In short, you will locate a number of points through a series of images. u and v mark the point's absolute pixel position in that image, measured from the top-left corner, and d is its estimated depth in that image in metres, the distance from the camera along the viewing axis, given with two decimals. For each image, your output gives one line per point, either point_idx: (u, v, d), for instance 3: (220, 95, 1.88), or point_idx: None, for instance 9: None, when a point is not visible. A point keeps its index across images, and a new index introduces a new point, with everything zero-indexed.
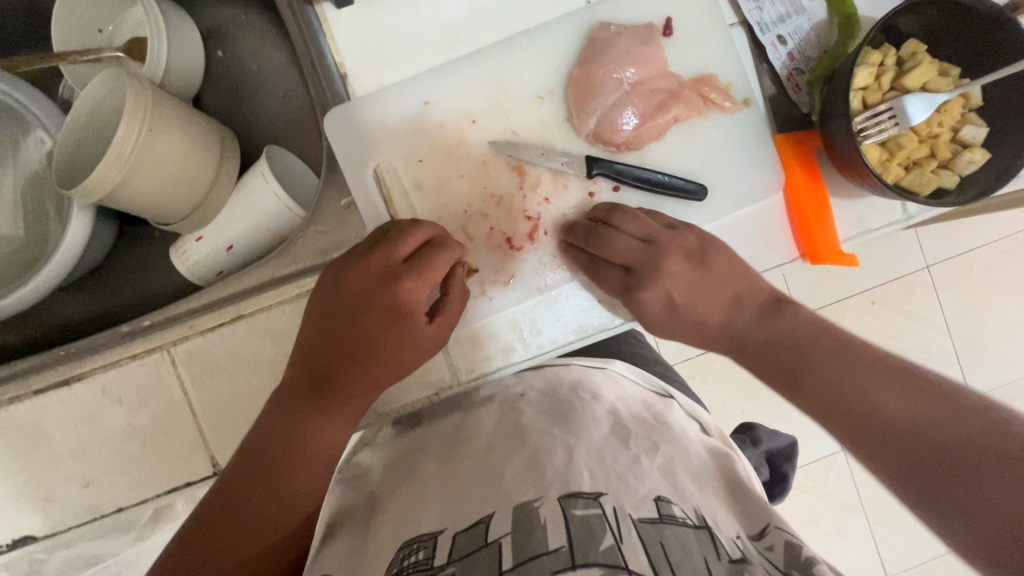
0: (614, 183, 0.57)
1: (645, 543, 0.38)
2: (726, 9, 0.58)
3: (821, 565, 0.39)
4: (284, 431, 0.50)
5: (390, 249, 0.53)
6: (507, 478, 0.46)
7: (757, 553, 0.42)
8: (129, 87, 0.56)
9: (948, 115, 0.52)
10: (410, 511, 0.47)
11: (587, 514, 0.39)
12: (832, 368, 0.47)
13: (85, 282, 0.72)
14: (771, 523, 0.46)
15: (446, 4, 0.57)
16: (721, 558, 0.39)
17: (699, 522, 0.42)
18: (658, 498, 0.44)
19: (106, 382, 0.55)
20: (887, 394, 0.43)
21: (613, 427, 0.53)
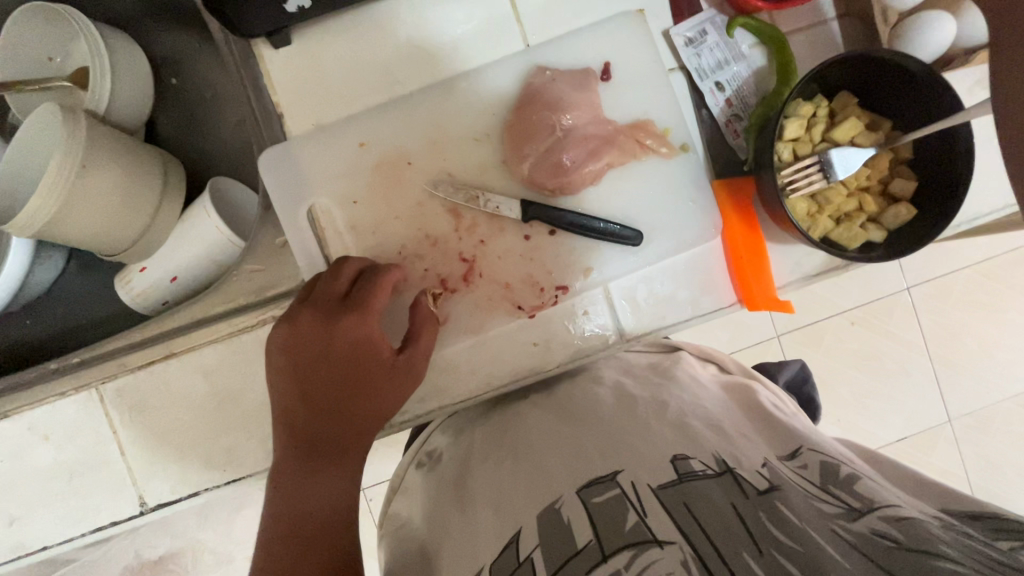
0: (550, 227, 0.57)
1: (668, 509, 0.36)
2: (665, 54, 0.58)
3: (863, 483, 0.37)
4: (293, 482, 0.50)
5: (335, 288, 0.52)
6: (514, 504, 0.46)
7: (790, 472, 0.39)
8: (64, 119, 0.56)
9: (876, 170, 0.53)
10: (465, 538, 0.47)
11: (607, 497, 0.39)
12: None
13: (30, 309, 0.72)
14: (803, 445, 0.44)
15: (384, 43, 0.57)
16: (749, 494, 0.36)
17: (721, 469, 0.39)
18: (674, 458, 0.42)
19: (32, 419, 0.55)
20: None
21: (617, 404, 0.53)
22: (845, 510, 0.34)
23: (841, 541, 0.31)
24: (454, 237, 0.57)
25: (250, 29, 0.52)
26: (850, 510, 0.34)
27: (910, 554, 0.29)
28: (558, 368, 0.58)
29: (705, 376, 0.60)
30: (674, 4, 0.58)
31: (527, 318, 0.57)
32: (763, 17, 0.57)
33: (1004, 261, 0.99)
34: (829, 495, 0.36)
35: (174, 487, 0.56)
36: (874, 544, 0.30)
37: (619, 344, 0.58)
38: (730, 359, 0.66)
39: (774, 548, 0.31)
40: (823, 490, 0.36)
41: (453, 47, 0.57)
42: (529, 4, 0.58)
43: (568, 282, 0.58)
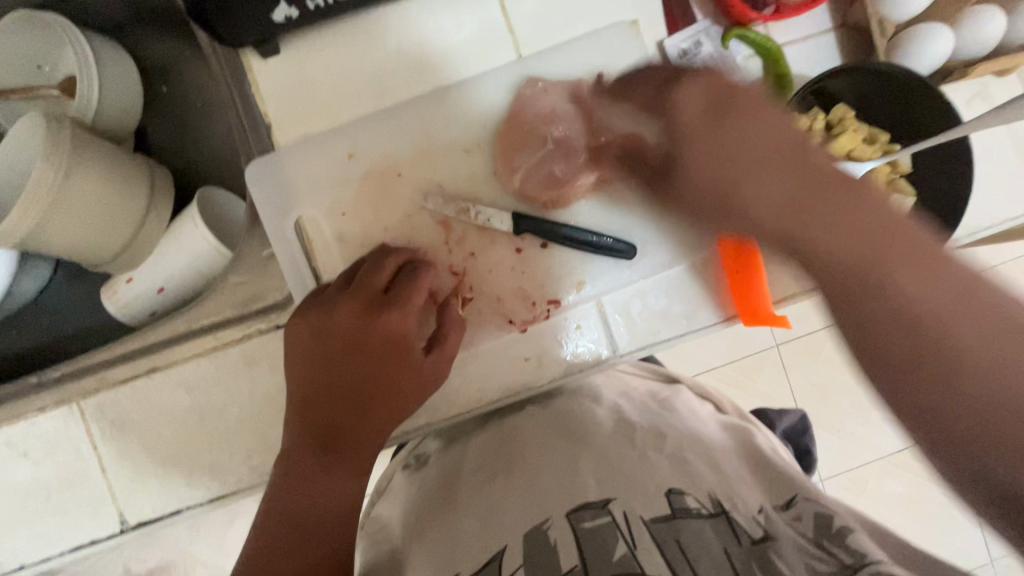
0: (542, 240, 0.56)
1: (659, 544, 0.38)
2: (660, 65, 0.58)
3: (855, 537, 0.37)
4: (303, 475, 0.49)
5: (376, 280, 0.52)
6: (499, 525, 0.45)
7: (784, 524, 0.40)
8: (48, 129, 0.55)
9: (874, 185, 0.51)
10: (444, 545, 0.48)
11: (598, 524, 0.41)
12: (836, 232, 0.43)
13: (15, 320, 0.71)
14: (799, 494, 0.44)
15: (374, 53, 0.56)
16: (741, 543, 0.37)
17: (716, 510, 0.41)
18: (670, 492, 0.44)
19: (11, 436, 0.54)
20: (906, 275, 0.39)
21: (615, 429, 0.54)
22: (839, 568, 0.34)
23: None
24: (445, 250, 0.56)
25: (236, 39, 0.51)
26: (843, 568, 0.34)
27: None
28: (550, 383, 0.57)
29: (704, 416, 0.60)
30: (668, 14, 0.58)
31: (518, 333, 0.56)
32: (758, 28, 0.57)
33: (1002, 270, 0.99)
34: (823, 551, 0.36)
35: (155, 505, 0.55)
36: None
37: (611, 361, 0.57)
38: (726, 399, 0.67)
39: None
40: (815, 544, 0.37)
41: (445, 57, 0.57)
42: (522, 14, 0.57)
43: (560, 296, 0.57)
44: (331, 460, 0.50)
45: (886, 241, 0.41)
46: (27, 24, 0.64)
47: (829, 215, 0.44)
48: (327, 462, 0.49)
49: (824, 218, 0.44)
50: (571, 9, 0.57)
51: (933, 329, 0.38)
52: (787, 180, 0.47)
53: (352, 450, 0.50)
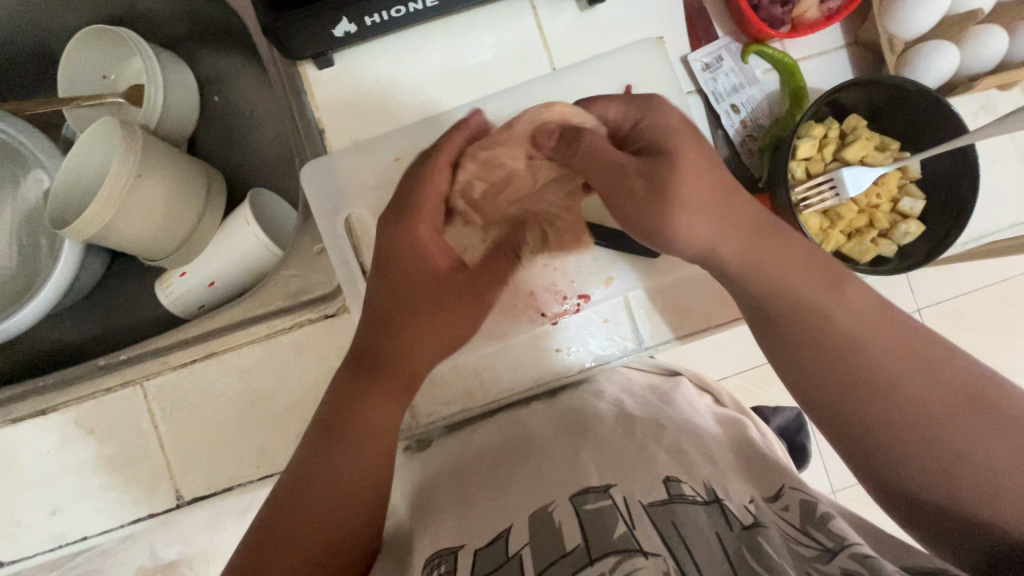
0: (573, 238, 0.61)
1: (657, 524, 0.38)
2: (683, 78, 0.62)
3: (838, 522, 0.39)
4: (333, 443, 0.49)
5: (411, 240, 0.56)
6: (524, 496, 0.47)
7: (773, 514, 0.41)
8: (122, 134, 0.61)
9: (886, 188, 0.55)
10: (453, 520, 0.49)
11: (599, 507, 0.41)
12: (806, 297, 0.45)
13: (74, 311, 0.75)
14: (786, 485, 0.46)
15: (421, 66, 0.61)
16: (733, 528, 0.38)
17: (710, 497, 0.42)
18: (666, 478, 0.44)
19: (78, 414, 0.58)
20: (865, 341, 0.43)
21: (615, 419, 0.55)
22: (822, 551, 0.36)
23: None
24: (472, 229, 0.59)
25: (297, 51, 0.56)
26: (825, 550, 0.36)
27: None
28: (578, 374, 0.60)
29: (700, 407, 0.63)
30: (692, 32, 0.62)
31: (549, 325, 0.60)
32: (775, 45, 0.61)
33: (1014, 285, 1.01)
34: (807, 538, 0.38)
35: (207, 483, 0.58)
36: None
37: (638, 353, 0.61)
38: (725, 393, 0.69)
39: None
40: (801, 532, 0.39)
41: (486, 70, 0.61)
42: (557, 31, 0.62)
43: (588, 291, 0.61)
44: (364, 429, 0.50)
45: (844, 303, 0.44)
46: (96, 38, 0.69)
47: (796, 278, 0.46)
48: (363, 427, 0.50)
49: (790, 283, 0.46)
50: (602, 27, 0.62)
51: (889, 385, 0.41)
52: (773, 247, 0.47)
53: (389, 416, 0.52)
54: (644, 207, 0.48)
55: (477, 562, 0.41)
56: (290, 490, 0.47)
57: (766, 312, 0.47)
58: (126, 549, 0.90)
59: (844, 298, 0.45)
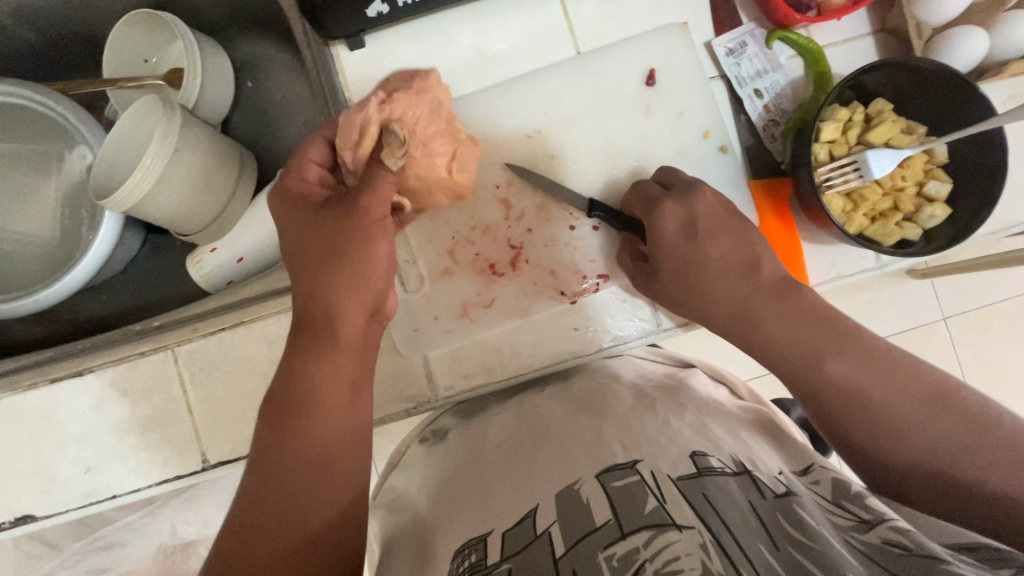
0: (595, 221, 0.62)
1: (687, 498, 0.38)
2: (707, 62, 0.63)
3: (872, 500, 0.40)
4: (280, 441, 0.47)
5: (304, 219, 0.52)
6: (549, 467, 0.48)
7: (803, 485, 0.42)
8: (165, 113, 0.64)
9: (912, 171, 0.55)
10: (481, 503, 0.49)
11: (627, 483, 0.41)
12: (781, 330, 0.50)
13: (110, 283, 0.78)
14: (815, 463, 0.46)
15: (449, 48, 0.62)
16: (765, 496, 0.39)
17: (739, 469, 0.43)
18: (693, 454, 0.45)
19: (114, 375, 0.60)
20: (843, 361, 0.48)
21: (635, 400, 0.55)
22: (858, 522, 0.37)
23: (854, 547, 0.34)
24: (419, 158, 0.56)
25: (331, 31, 0.58)
26: (862, 522, 0.37)
27: (916, 560, 0.31)
28: (597, 353, 0.61)
29: (722, 398, 0.61)
30: (717, 17, 0.63)
31: (570, 303, 0.61)
32: (801, 31, 0.61)
33: None
34: (842, 509, 0.38)
35: (232, 447, 0.60)
36: (884, 551, 0.33)
37: (655, 334, 0.61)
38: (742, 385, 0.67)
39: (792, 547, 0.33)
40: (835, 504, 0.39)
41: (513, 54, 0.63)
42: (583, 17, 0.63)
43: (608, 272, 0.62)
44: (290, 436, 0.47)
45: (819, 330, 0.49)
46: (140, 23, 0.72)
47: (777, 314, 0.51)
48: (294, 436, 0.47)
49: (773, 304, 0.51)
50: (628, 13, 0.63)
51: (865, 391, 0.47)
52: (730, 276, 0.53)
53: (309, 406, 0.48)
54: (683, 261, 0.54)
55: (507, 542, 0.41)
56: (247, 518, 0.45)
57: (757, 343, 0.52)
58: (147, 521, 0.92)
59: (818, 325, 0.50)
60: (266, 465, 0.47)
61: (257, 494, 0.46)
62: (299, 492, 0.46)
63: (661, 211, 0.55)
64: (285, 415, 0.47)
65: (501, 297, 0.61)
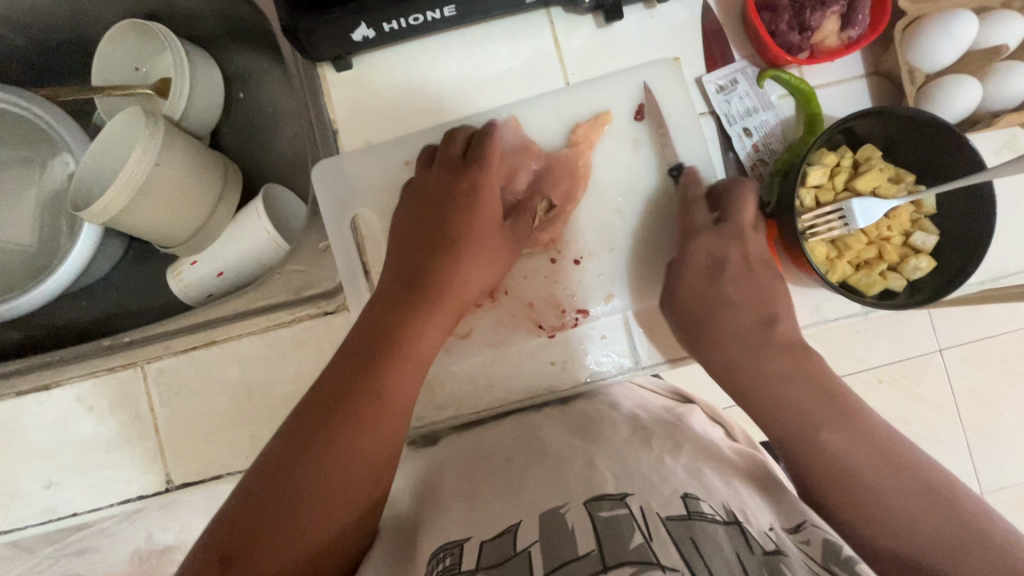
0: (576, 256, 0.61)
1: (676, 540, 0.35)
2: (697, 99, 0.62)
3: (865, 567, 0.37)
4: (328, 427, 0.45)
5: (438, 217, 0.56)
6: (529, 489, 0.46)
7: (793, 545, 0.40)
8: (146, 125, 0.63)
9: (897, 221, 0.54)
10: (456, 520, 0.47)
11: (615, 514, 0.38)
12: (786, 394, 0.52)
13: (90, 292, 0.78)
14: (807, 519, 0.44)
15: (436, 73, 0.62)
16: (755, 552, 0.36)
17: (729, 519, 0.40)
18: (684, 494, 0.42)
19: (81, 390, 0.59)
20: (848, 446, 0.49)
21: (632, 430, 0.52)
22: None
23: None
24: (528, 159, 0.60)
25: (315, 53, 0.57)
26: None
27: None
28: (573, 388, 0.60)
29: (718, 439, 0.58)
30: (708, 53, 0.62)
31: (547, 337, 0.60)
32: (793, 70, 0.61)
33: None
34: None
35: (197, 469, 0.59)
36: None
37: (635, 371, 0.60)
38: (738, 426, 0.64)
39: None
40: (823, 570, 0.37)
41: (500, 81, 0.62)
42: (573, 47, 0.62)
43: (588, 306, 0.60)
44: (347, 409, 0.46)
45: (855, 427, 0.49)
46: (131, 32, 0.72)
47: (780, 379, 0.53)
48: (354, 414, 0.46)
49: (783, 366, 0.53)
50: (618, 45, 0.62)
51: (863, 478, 0.47)
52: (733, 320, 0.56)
53: (362, 390, 0.47)
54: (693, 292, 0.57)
55: (485, 554, 0.40)
56: (234, 519, 0.42)
57: (763, 410, 0.53)
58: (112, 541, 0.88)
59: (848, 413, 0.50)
60: (294, 448, 0.45)
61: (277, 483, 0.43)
62: (339, 483, 0.44)
63: (694, 244, 0.58)
64: (335, 394, 0.47)
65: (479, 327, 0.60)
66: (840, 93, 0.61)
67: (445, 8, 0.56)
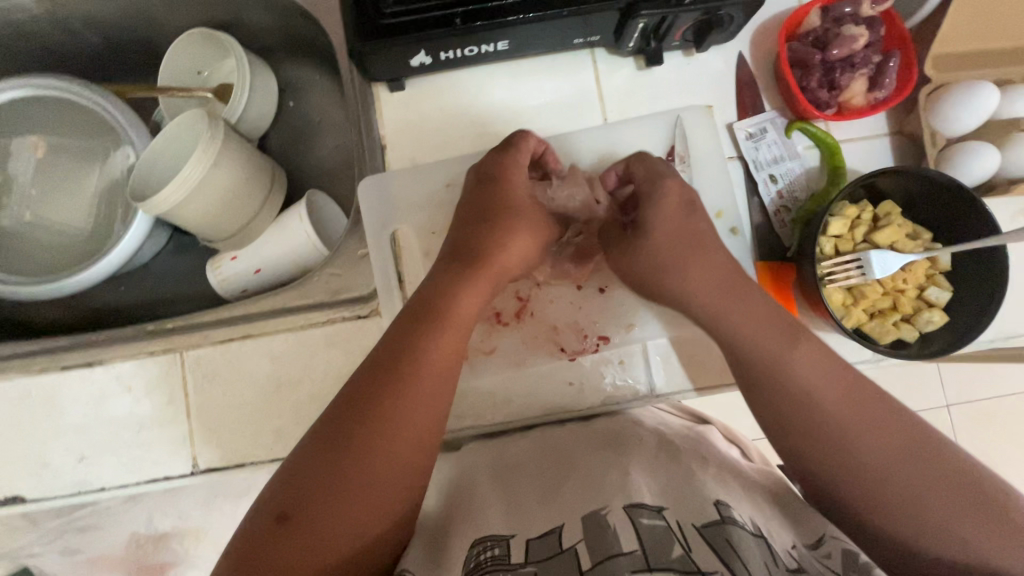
0: (601, 286, 0.65)
1: (714, 546, 0.40)
2: (726, 143, 0.65)
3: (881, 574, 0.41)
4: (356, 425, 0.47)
5: (474, 199, 0.60)
6: (565, 498, 0.49)
7: (815, 561, 0.43)
8: (208, 127, 0.67)
9: (913, 275, 0.57)
10: (494, 521, 0.49)
11: (656, 523, 0.42)
12: (806, 386, 0.50)
13: (129, 278, 0.81)
14: (827, 532, 0.46)
15: (483, 101, 0.66)
16: (780, 566, 0.40)
17: (757, 530, 0.44)
18: (717, 502, 0.46)
19: (122, 370, 0.62)
20: (867, 435, 0.47)
21: (658, 445, 0.54)
22: None
23: None
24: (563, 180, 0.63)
25: (374, 74, 0.61)
26: None
27: None
28: (588, 410, 0.62)
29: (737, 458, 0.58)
30: (740, 103, 0.65)
31: (567, 360, 0.62)
32: (819, 124, 0.64)
33: None
34: None
35: (222, 456, 0.61)
36: None
37: (648, 398, 0.62)
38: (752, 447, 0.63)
39: None
40: None
41: (542, 112, 0.66)
42: (612, 86, 0.66)
43: (609, 333, 0.63)
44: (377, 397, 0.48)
45: (855, 403, 0.49)
46: (200, 39, 0.77)
47: (807, 373, 0.50)
48: (399, 376, 0.49)
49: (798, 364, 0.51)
50: (656, 88, 0.66)
51: (880, 466, 0.47)
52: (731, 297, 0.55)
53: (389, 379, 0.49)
54: (678, 243, 0.59)
55: (532, 549, 0.43)
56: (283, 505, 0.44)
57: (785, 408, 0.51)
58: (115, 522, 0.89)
59: (850, 392, 0.49)
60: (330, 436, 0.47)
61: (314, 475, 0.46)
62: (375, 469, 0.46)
63: (666, 185, 0.60)
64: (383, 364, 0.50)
65: (503, 343, 0.63)
66: (863, 151, 0.64)
67: (500, 43, 0.60)
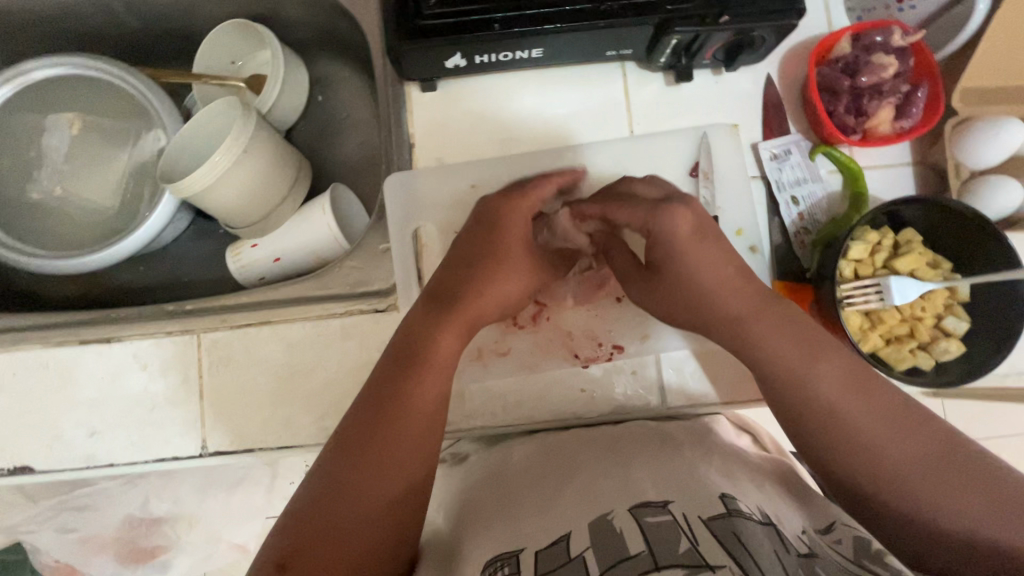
0: (618, 295, 0.65)
1: (720, 538, 0.39)
2: (750, 162, 0.65)
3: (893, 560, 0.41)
4: (354, 450, 0.49)
5: (475, 230, 0.60)
6: (567, 495, 0.49)
7: (826, 545, 0.43)
8: (240, 116, 0.68)
9: (931, 304, 0.57)
10: (505, 530, 0.48)
11: (661, 521, 0.42)
12: (825, 390, 0.50)
13: (149, 259, 0.82)
14: (837, 519, 0.46)
15: (512, 105, 0.67)
16: (791, 553, 0.40)
17: (765, 519, 0.43)
18: (722, 495, 0.45)
19: (138, 347, 0.63)
20: (885, 438, 0.48)
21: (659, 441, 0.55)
22: None
23: None
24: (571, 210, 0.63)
25: (408, 73, 0.62)
26: None
27: None
28: (599, 418, 0.62)
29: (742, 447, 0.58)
30: (766, 123, 0.66)
31: (580, 367, 0.63)
32: (844, 149, 0.65)
33: None
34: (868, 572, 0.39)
35: (232, 440, 0.62)
36: None
37: (659, 411, 0.62)
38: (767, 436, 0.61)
39: None
40: (857, 565, 0.40)
41: (569, 120, 0.67)
42: (640, 98, 0.67)
43: (623, 343, 0.64)
44: (376, 418, 0.50)
45: (874, 405, 0.49)
46: (236, 30, 0.78)
47: (827, 376, 0.50)
48: (390, 412, 0.50)
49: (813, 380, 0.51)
50: (682, 104, 0.67)
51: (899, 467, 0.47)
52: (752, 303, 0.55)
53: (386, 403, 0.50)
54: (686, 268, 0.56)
55: (540, 562, 0.42)
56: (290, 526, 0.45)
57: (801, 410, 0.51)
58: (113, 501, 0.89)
59: (871, 398, 0.49)
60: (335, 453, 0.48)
61: (318, 496, 0.46)
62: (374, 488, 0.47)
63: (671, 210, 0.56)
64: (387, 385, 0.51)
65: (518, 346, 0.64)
66: (887, 178, 0.64)
67: (533, 50, 0.61)
